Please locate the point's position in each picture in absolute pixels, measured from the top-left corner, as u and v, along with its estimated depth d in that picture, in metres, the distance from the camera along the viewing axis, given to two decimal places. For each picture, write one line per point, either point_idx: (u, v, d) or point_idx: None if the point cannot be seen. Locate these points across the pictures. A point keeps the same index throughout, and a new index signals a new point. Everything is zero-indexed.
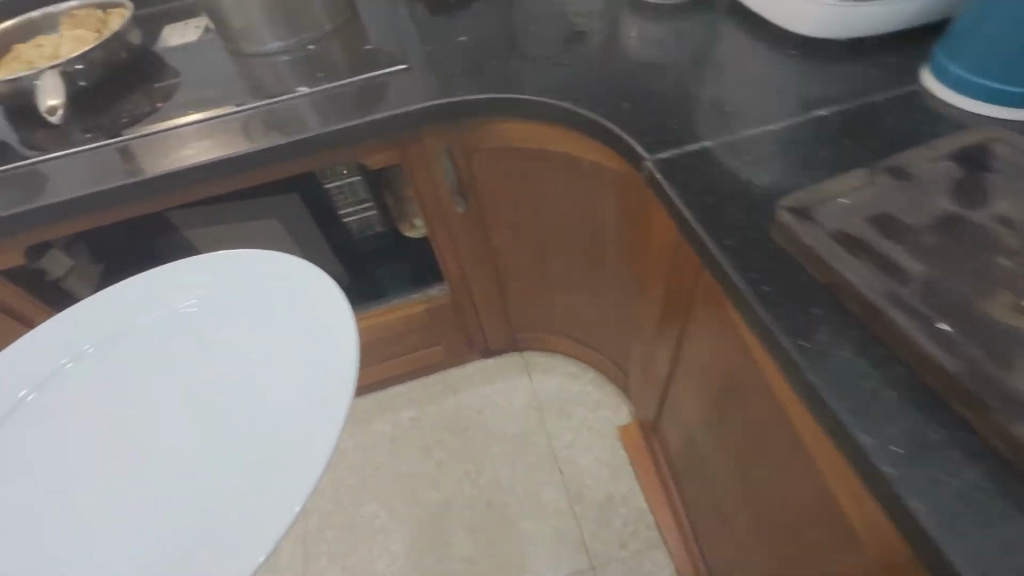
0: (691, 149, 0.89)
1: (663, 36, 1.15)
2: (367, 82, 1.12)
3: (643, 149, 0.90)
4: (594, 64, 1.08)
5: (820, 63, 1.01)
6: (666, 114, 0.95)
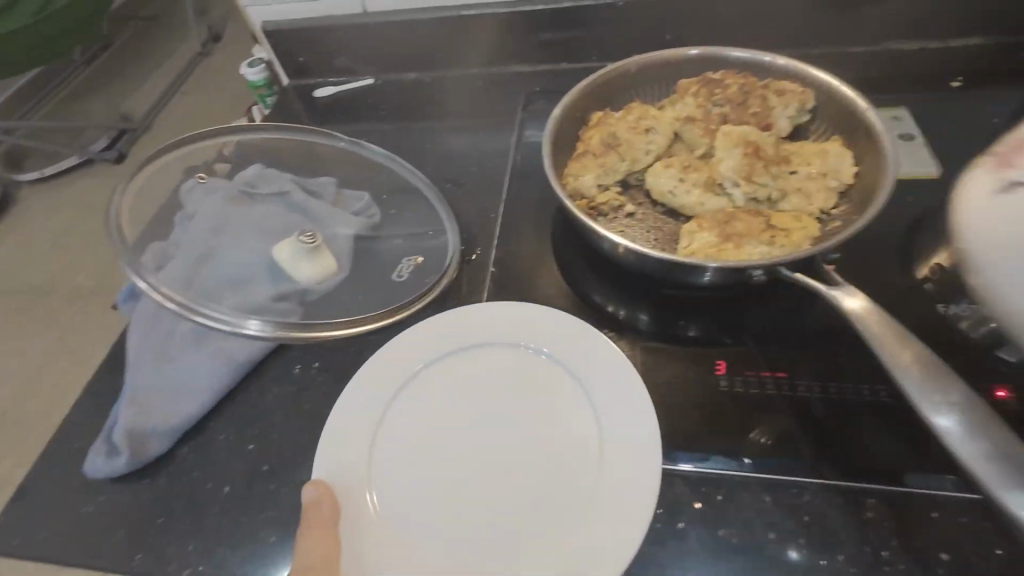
0: (435, 210, 0.70)
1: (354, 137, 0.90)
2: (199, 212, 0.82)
3: (420, 225, 0.69)
4: (365, 129, 0.91)
5: (485, 88, 0.91)
6: (438, 163, 0.80)
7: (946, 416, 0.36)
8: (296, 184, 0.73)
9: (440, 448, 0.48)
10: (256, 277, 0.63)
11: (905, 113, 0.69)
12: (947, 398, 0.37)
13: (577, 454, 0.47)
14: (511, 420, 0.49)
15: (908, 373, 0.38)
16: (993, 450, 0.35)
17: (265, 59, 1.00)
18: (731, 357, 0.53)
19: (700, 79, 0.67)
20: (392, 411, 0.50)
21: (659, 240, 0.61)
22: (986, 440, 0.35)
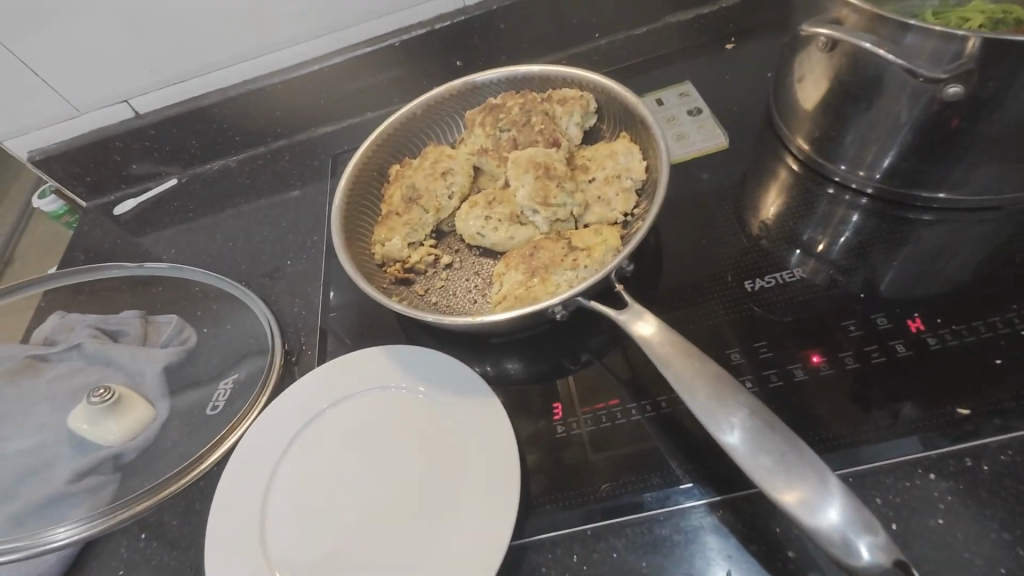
0: (253, 315, 0.64)
1: (164, 249, 0.82)
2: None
3: (240, 336, 0.63)
4: (175, 236, 0.83)
5: (293, 160, 0.85)
6: (253, 257, 0.74)
7: (732, 429, 0.39)
8: (95, 329, 0.66)
9: (344, 498, 0.47)
10: (56, 455, 0.56)
11: (690, 87, 0.69)
12: (733, 415, 0.39)
13: (453, 473, 0.46)
14: (392, 458, 0.48)
15: (699, 391, 0.40)
16: (770, 455, 0.37)
17: (51, 187, 0.90)
18: (566, 397, 0.52)
19: (483, 107, 0.65)
20: (278, 482, 0.48)
21: (480, 286, 0.58)
22: (764, 447, 0.37)
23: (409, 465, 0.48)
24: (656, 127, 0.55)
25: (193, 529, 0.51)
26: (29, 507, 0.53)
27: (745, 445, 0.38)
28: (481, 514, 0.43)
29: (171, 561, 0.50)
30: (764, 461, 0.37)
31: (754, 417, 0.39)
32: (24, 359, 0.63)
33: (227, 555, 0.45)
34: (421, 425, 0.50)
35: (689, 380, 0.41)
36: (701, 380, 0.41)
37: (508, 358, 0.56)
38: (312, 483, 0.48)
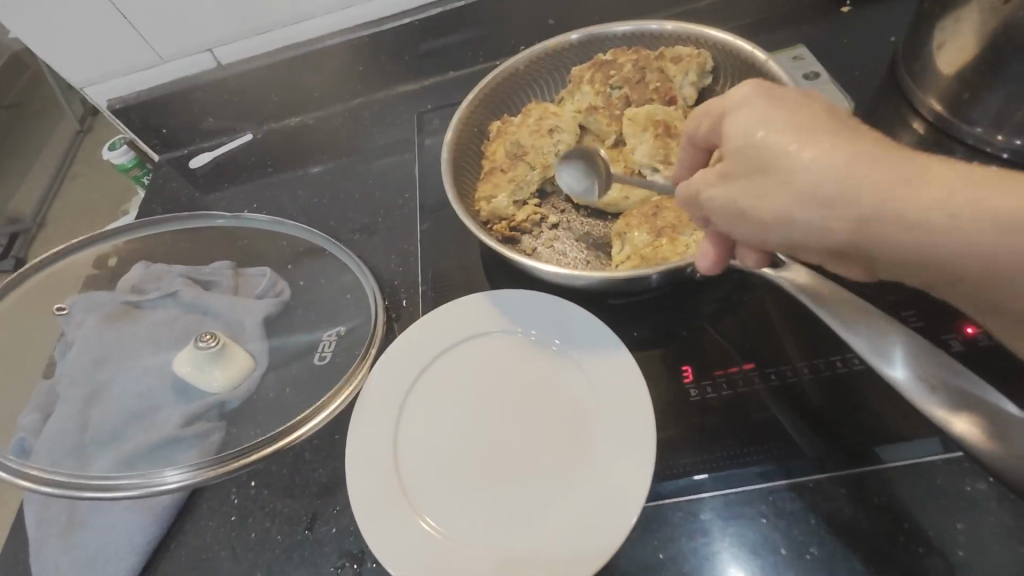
0: (350, 269, 0.63)
1: (244, 203, 0.80)
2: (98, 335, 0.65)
3: (339, 291, 0.62)
4: (254, 192, 0.81)
5: (376, 118, 0.83)
6: (342, 214, 0.73)
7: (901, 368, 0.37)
8: (186, 278, 0.64)
9: (475, 439, 0.47)
10: (162, 399, 0.55)
11: (806, 51, 0.66)
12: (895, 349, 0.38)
13: (585, 425, 0.46)
14: (519, 400, 0.49)
15: (858, 330, 0.39)
16: (943, 389, 0.35)
17: (124, 138, 0.89)
18: (696, 361, 0.50)
19: (592, 63, 0.62)
20: (406, 427, 0.48)
21: (591, 247, 0.56)
22: (939, 382, 0.36)
23: (536, 405, 0.48)
24: (791, 86, 0.53)
25: (305, 476, 0.51)
26: (139, 449, 0.52)
27: (916, 381, 0.36)
28: (620, 466, 0.43)
29: (286, 506, 0.50)
30: (938, 395, 0.35)
31: (924, 354, 0.37)
32: (118, 305, 0.62)
33: (364, 493, 0.45)
34: (546, 374, 0.49)
35: (849, 322, 0.40)
36: (864, 323, 0.39)
37: (621, 322, 0.54)
38: (441, 424, 0.48)
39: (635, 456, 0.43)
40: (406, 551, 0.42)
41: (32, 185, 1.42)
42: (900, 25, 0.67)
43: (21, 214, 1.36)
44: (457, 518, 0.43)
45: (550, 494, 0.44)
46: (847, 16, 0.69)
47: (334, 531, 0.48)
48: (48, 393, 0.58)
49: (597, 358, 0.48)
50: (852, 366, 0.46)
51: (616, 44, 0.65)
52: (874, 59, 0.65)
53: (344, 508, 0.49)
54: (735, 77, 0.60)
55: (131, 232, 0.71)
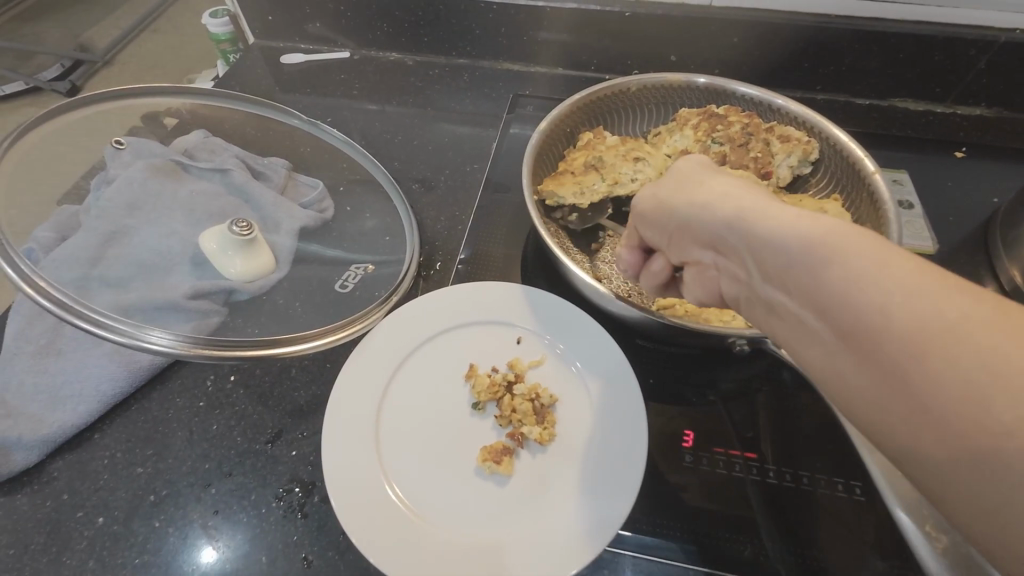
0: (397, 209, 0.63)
1: (317, 113, 0.80)
2: (152, 176, 0.60)
3: (380, 229, 0.61)
4: (330, 106, 0.81)
5: (469, 83, 0.83)
6: (407, 159, 0.72)
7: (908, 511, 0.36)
8: (241, 161, 0.64)
9: (464, 421, 0.46)
10: (177, 265, 0.54)
11: (906, 176, 0.66)
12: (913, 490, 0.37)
13: (578, 442, 0.45)
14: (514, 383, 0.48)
15: (883, 465, 0.38)
16: (947, 549, 0.34)
17: (228, 11, 0.89)
18: (699, 429, 0.49)
19: (703, 111, 0.62)
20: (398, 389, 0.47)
21: (636, 282, 0.55)
22: (951, 549, 0.34)
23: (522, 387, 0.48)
24: (890, 208, 0.51)
25: (285, 392, 0.50)
26: (136, 301, 0.50)
27: (919, 528, 0.35)
28: (608, 502, 0.41)
29: (257, 413, 0.49)
30: (938, 554, 0.34)
31: (941, 510, 0.35)
32: (167, 162, 0.62)
33: (337, 434, 0.44)
34: (556, 387, 0.48)
35: (876, 457, 0.38)
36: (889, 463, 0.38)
37: (642, 367, 0.53)
38: (434, 398, 0.47)
39: (622, 486, 0.42)
40: (357, 501, 0.41)
41: (117, 25, 1.42)
42: (1003, 188, 0.66)
43: (101, 48, 1.36)
44: (426, 498, 0.42)
45: (521, 499, 0.43)
46: (954, 161, 0.69)
47: (294, 455, 0.47)
48: (70, 217, 0.55)
49: (611, 384, 0.47)
50: (851, 494, 0.45)
51: (730, 101, 0.64)
52: (965, 212, 0.64)
53: (311, 436, 0.48)
54: (837, 175, 0.58)
55: (204, 98, 0.70)
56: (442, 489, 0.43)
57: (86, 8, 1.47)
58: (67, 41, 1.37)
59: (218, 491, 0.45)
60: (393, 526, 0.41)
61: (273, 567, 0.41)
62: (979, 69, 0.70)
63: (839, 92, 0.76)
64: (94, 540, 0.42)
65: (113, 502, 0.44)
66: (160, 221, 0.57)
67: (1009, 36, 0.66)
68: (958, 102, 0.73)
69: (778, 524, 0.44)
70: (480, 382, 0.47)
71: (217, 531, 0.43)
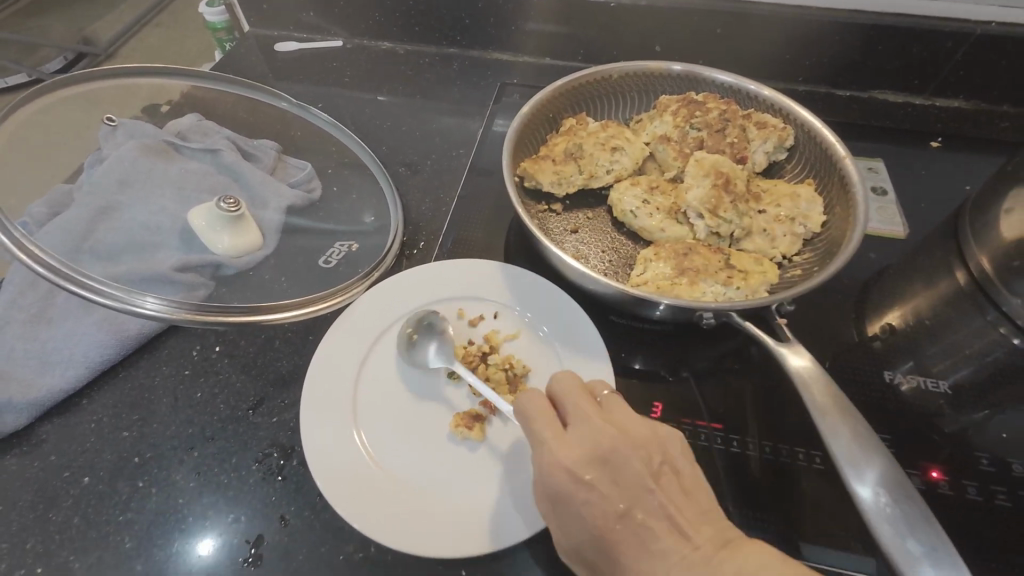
0: (383, 190, 0.65)
1: (310, 99, 0.82)
2: (144, 154, 0.61)
3: (367, 209, 0.63)
4: (323, 93, 0.83)
5: (459, 71, 0.84)
6: (395, 144, 0.74)
7: (863, 474, 0.37)
8: (232, 143, 0.66)
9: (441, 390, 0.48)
10: (166, 239, 0.56)
11: (880, 165, 0.68)
12: (864, 453, 0.37)
13: None
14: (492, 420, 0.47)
15: (835, 426, 0.39)
16: (895, 507, 0.35)
17: (225, 0, 0.90)
18: (668, 401, 0.50)
19: (682, 97, 0.63)
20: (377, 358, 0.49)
21: (612, 263, 0.57)
22: (899, 505, 0.36)
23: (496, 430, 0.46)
24: (858, 191, 0.53)
25: (268, 362, 0.52)
26: (125, 272, 0.52)
27: (872, 491, 0.36)
28: None
29: (240, 381, 0.51)
30: (888, 512, 0.35)
31: (891, 472, 0.37)
32: (160, 142, 0.63)
33: (316, 400, 0.46)
34: (530, 358, 0.50)
35: (828, 421, 0.39)
36: (843, 426, 0.38)
37: (615, 344, 0.54)
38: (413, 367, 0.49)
39: None
40: (336, 464, 0.43)
41: (120, 15, 1.44)
42: (977, 178, 0.68)
43: (102, 40, 1.39)
44: (402, 462, 0.44)
45: (495, 463, 0.44)
46: (930, 151, 0.70)
47: (275, 421, 0.48)
48: (64, 195, 0.57)
49: (584, 355, 0.49)
50: (812, 463, 0.47)
51: (710, 88, 0.66)
52: (939, 200, 0.66)
53: (292, 404, 0.49)
54: (811, 160, 0.60)
55: (199, 82, 0.71)
56: (418, 453, 0.45)
57: (89, 1, 1.49)
58: (71, 34, 1.39)
59: (201, 454, 0.46)
60: (362, 485, 0.42)
61: (251, 525, 0.43)
62: (957, 61, 0.71)
63: (820, 84, 0.78)
64: (80, 498, 0.44)
65: (100, 463, 0.46)
66: (151, 198, 0.58)
67: (984, 29, 0.68)
68: (937, 94, 0.75)
69: (740, 490, 0.45)
70: (457, 352, 0.49)
71: (198, 491, 0.44)
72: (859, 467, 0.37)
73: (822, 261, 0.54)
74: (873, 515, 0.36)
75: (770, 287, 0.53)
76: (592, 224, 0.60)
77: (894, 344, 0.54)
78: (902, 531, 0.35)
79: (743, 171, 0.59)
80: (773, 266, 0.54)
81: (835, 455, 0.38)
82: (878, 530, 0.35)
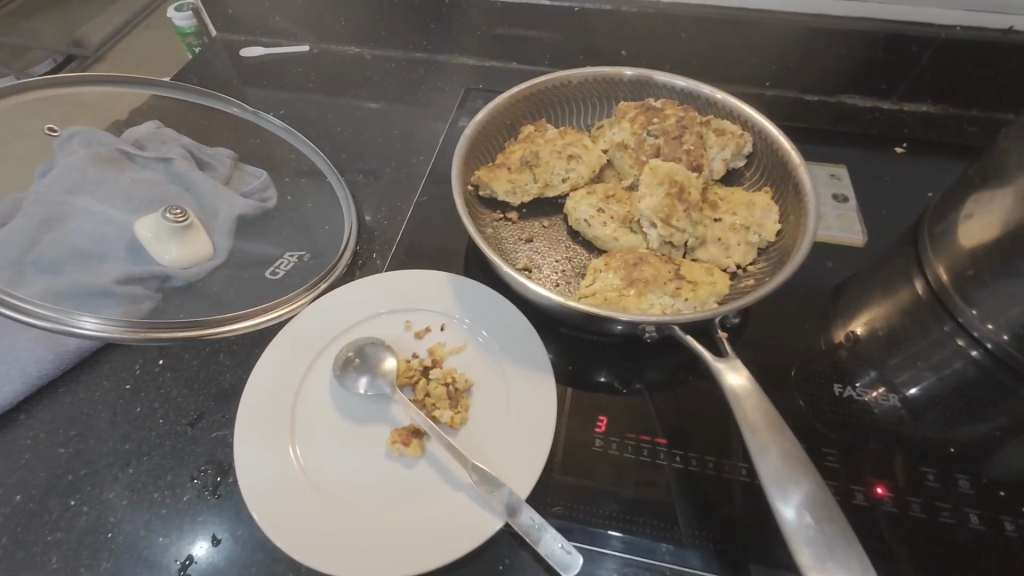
0: (339, 199, 0.64)
1: (273, 105, 0.81)
2: (95, 163, 0.60)
3: (321, 218, 0.62)
4: (287, 99, 0.82)
5: (426, 76, 0.84)
6: (356, 151, 0.73)
7: (790, 495, 0.37)
8: (187, 151, 0.65)
9: (381, 406, 0.47)
10: (112, 251, 0.55)
11: (843, 172, 0.67)
12: (791, 473, 0.37)
13: (490, 424, 0.46)
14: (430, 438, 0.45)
15: (764, 444, 0.38)
16: (818, 528, 0.35)
17: (192, 6, 0.89)
18: (614, 415, 0.49)
19: (640, 104, 0.62)
20: (318, 373, 0.48)
21: (565, 273, 0.56)
22: (822, 527, 0.35)
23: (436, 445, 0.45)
24: (811, 200, 0.52)
25: (210, 375, 0.51)
26: (68, 287, 0.52)
27: (797, 512, 0.36)
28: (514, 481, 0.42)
29: (181, 396, 0.50)
30: (809, 533, 0.35)
31: (816, 492, 0.37)
32: (112, 151, 0.63)
33: (252, 416, 0.45)
34: (474, 371, 0.49)
35: (757, 438, 0.39)
36: (772, 444, 0.38)
37: (565, 356, 0.53)
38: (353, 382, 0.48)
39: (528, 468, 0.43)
40: (268, 482, 0.42)
41: (99, 18, 1.43)
42: (942, 184, 0.67)
43: (84, 41, 1.37)
44: (335, 480, 0.43)
45: (430, 480, 0.43)
46: (895, 157, 0.70)
47: (214, 437, 0.47)
48: (12, 205, 0.56)
49: (528, 369, 0.48)
50: (757, 478, 0.46)
51: (670, 94, 0.65)
52: (902, 207, 0.65)
53: (232, 419, 0.48)
54: (769, 167, 0.59)
55: (158, 90, 0.71)
56: (353, 471, 0.44)
57: (73, 4, 1.49)
58: (49, 38, 1.38)
59: (137, 471, 0.45)
60: (293, 504, 0.41)
61: (182, 544, 0.42)
62: (922, 65, 0.70)
63: (788, 89, 0.77)
64: (11, 517, 0.43)
65: (33, 480, 0.45)
66: (99, 208, 0.57)
67: (949, 34, 0.67)
68: (904, 99, 0.74)
69: (681, 507, 0.44)
70: (399, 366, 0.48)
71: (131, 509, 0.44)
72: (785, 487, 0.37)
73: (774, 270, 0.53)
74: (795, 536, 0.35)
75: (721, 297, 0.52)
76: (547, 233, 0.59)
77: (846, 354, 0.53)
78: (823, 553, 0.35)
79: (699, 179, 0.58)
80: (725, 276, 0.53)
81: (762, 475, 0.37)
82: (799, 552, 0.35)
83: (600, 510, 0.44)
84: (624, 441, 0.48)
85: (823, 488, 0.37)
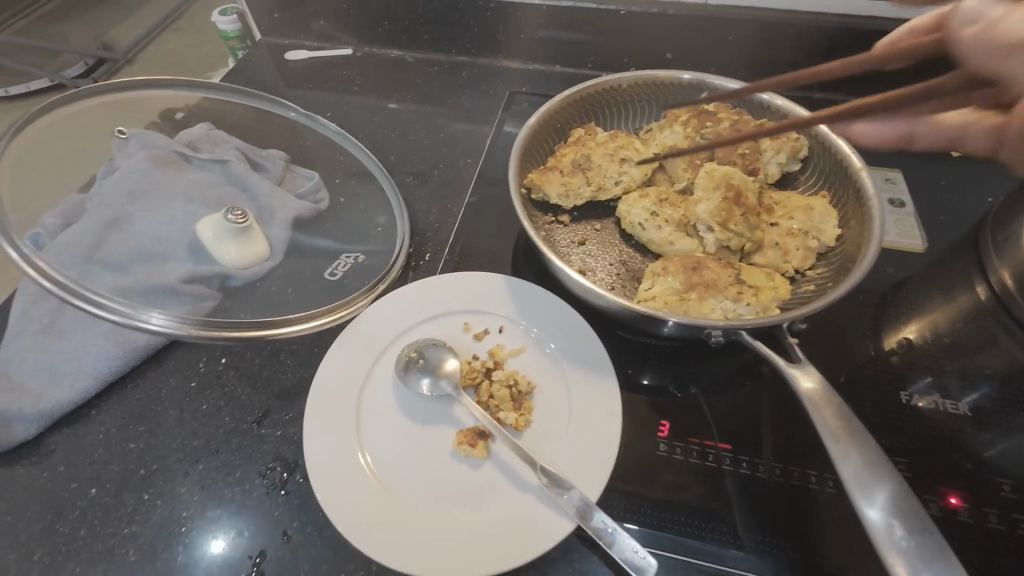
0: (390, 200, 0.64)
1: (319, 108, 0.82)
2: (154, 165, 0.62)
3: (375, 220, 0.63)
4: (332, 101, 0.83)
5: (469, 79, 0.84)
6: (403, 153, 0.74)
7: (877, 504, 0.36)
8: (241, 154, 0.66)
9: (444, 407, 0.47)
10: (174, 251, 0.56)
11: (899, 176, 0.66)
12: (877, 482, 0.37)
13: (555, 427, 0.46)
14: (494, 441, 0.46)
15: (847, 451, 0.38)
16: (911, 541, 0.34)
17: (237, 10, 0.91)
18: (676, 419, 0.49)
19: (693, 107, 0.62)
20: (381, 374, 0.49)
21: (620, 276, 0.56)
22: (914, 538, 0.35)
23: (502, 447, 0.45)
24: (874, 204, 0.51)
25: (273, 374, 0.52)
26: (133, 284, 0.52)
27: (886, 522, 0.35)
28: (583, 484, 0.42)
29: (245, 394, 0.51)
30: (903, 546, 0.34)
31: (904, 501, 0.36)
32: (170, 153, 0.64)
33: (319, 415, 0.46)
34: (534, 374, 0.49)
35: (841, 445, 0.38)
36: (857, 453, 0.38)
37: (622, 359, 0.53)
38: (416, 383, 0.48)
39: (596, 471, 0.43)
40: (338, 481, 0.43)
41: (137, 21, 1.46)
42: (1000, 188, 0.65)
43: (119, 44, 1.40)
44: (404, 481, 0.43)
45: (499, 482, 0.43)
46: (951, 161, 0.68)
47: (279, 435, 0.48)
48: (76, 206, 0.58)
49: (589, 372, 0.48)
50: (825, 487, 0.45)
51: (721, 96, 0.65)
52: (960, 212, 0.64)
53: (296, 418, 0.49)
54: (826, 170, 0.59)
55: (208, 92, 0.72)
56: (421, 472, 0.44)
57: (109, 7, 1.52)
58: (89, 41, 1.41)
59: (206, 467, 0.46)
60: (365, 504, 0.42)
61: (254, 540, 0.43)
62: None
63: (836, 91, 0.76)
64: (87, 510, 0.44)
65: (106, 475, 0.46)
66: (161, 208, 0.59)
67: None
68: None
69: (750, 513, 0.44)
70: (460, 367, 0.49)
71: (202, 505, 0.45)
72: (872, 496, 0.36)
73: (836, 276, 0.52)
74: (886, 547, 0.35)
75: (782, 302, 0.52)
76: (600, 236, 0.59)
77: (912, 361, 0.52)
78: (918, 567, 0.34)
79: (754, 183, 0.58)
80: (785, 281, 0.52)
81: (848, 483, 0.37)
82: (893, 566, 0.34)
83: (667, 516, 0.44)
84: (687, 447, 0.48)
85: (910, 497, 0.36)
